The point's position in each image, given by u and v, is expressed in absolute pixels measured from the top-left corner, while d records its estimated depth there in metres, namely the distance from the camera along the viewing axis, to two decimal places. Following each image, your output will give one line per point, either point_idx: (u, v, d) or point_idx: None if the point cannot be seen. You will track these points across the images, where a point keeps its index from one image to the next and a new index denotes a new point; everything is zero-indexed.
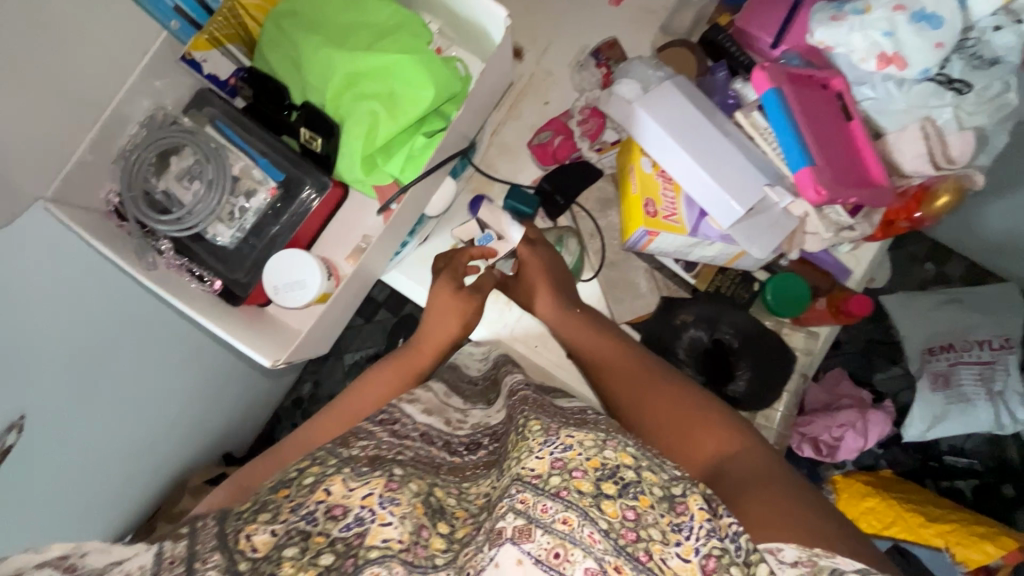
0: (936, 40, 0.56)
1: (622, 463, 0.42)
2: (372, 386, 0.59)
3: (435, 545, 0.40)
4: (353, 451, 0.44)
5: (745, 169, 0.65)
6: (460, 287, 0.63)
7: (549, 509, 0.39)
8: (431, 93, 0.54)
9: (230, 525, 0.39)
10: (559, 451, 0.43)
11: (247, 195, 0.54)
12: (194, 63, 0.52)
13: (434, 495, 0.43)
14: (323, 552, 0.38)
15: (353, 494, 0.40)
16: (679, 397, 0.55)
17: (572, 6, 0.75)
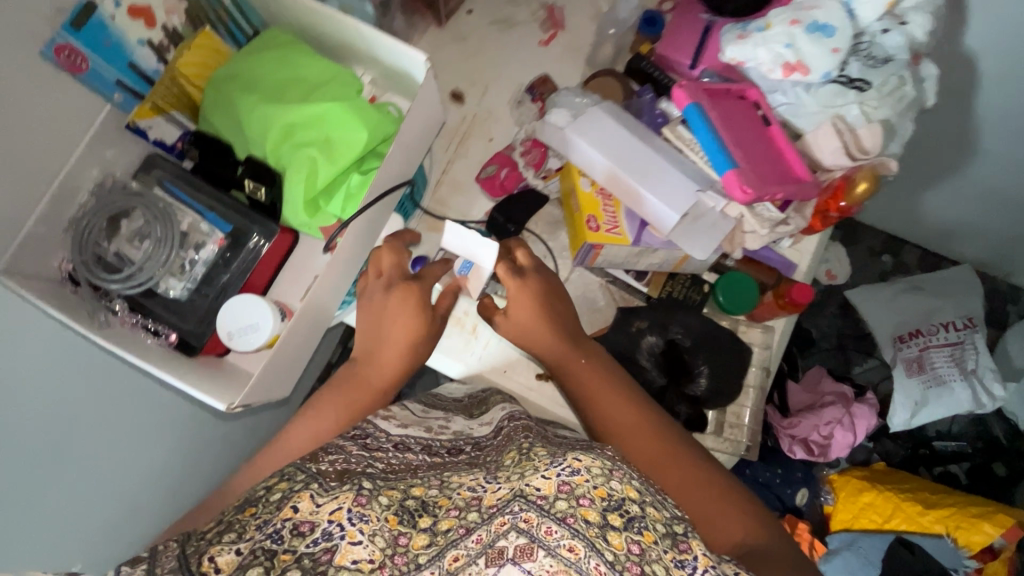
0: (832, 46, 0.72)
1: (627, 496, 0.46)
2: (327, 411, 0.62)
3: (417, 544, 0.42)
4: (321, 466, 0.47)
5: (675, 178, 0.71)
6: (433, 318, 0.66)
7: (554, 532, 0.42)
8: (364, 136, 0.57)
9: (188, 546, 0.41)
10: (567, 474, 0.45)
11: (196, 247, 0.59)
12: (139, 131, 0.58)
13: (410, 499, 0.46)
14: (289, 568, 0.39)
15: (320, 510, 0.42)
16: (687, 464, 0.61)
17: (508, 53, 0.89)
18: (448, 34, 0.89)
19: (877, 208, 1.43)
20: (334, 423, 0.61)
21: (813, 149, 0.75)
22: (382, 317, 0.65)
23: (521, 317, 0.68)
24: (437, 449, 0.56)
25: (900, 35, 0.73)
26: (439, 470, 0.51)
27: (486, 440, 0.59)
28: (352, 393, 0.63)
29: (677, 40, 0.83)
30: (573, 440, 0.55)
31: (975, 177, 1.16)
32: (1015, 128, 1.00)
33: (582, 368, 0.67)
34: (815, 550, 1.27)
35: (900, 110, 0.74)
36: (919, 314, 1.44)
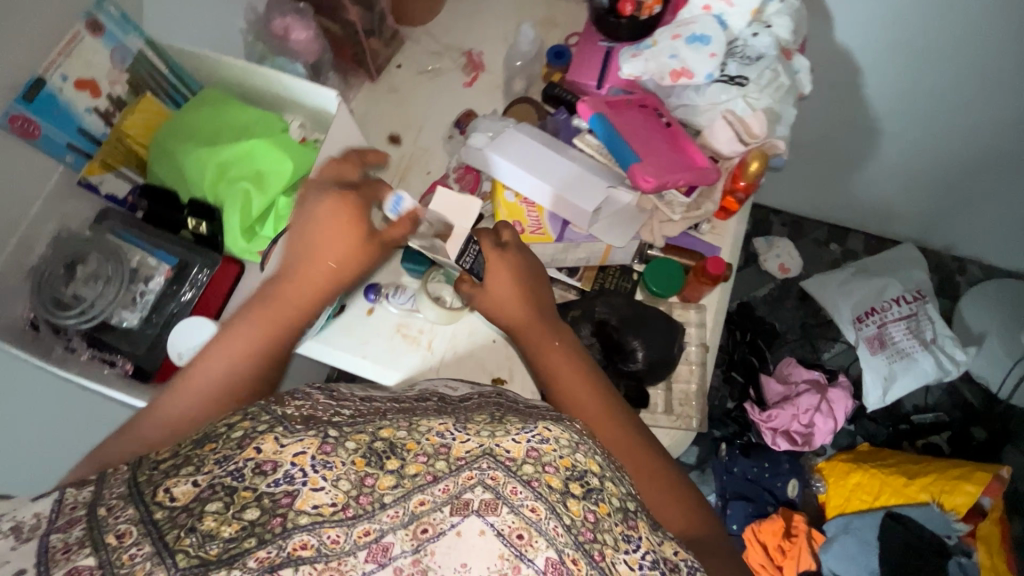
0: (710, 52, 0.82)
1: (589, 469, 0.46)
2: (245, 329, 0.57)
3: (383, 484, 0.40)
4: (286, 411, 0.45)
5: (586, 178, 0.79)
6: (372, 234, 0.61)
7: (519, 492, 0.42)
8: (290, 166, 0.64)
9: (140, 473, 0.40)
10: (536, 441, 0.46)
11: (146, 280, 0.64)
12: (91, 185, 0.65)
13: (378, 441, 0.43)
14: (247, 506, 0.37)
15: (284, 451, 0.40)
16: (649, 453, 0.62)
17: (436, 95, 0.98)
18: (381, 87, 0.99)
19: (813, 199, 1.51)
20: (255, 342, 0.56)
21: (711, 141, 0.84)
22: (310, 231, 0.60)
23: (500, 291, 0.68)
24: (405, 398, 0.59)
25: (768, 36, 0.83)
26: (406, 415, 0.50)
27: (452, 397, 0.63)
28: (271, 312, 0.58)
29: (583, 65, 0.93)
30: (544, 411, 0.57)
31: (889, 158, 1.25)
32: (905, 107, 1.11)
33: (557, 355, 0.67)
34: (814, 540, 1.27)
35: (780, 98, 0.83)
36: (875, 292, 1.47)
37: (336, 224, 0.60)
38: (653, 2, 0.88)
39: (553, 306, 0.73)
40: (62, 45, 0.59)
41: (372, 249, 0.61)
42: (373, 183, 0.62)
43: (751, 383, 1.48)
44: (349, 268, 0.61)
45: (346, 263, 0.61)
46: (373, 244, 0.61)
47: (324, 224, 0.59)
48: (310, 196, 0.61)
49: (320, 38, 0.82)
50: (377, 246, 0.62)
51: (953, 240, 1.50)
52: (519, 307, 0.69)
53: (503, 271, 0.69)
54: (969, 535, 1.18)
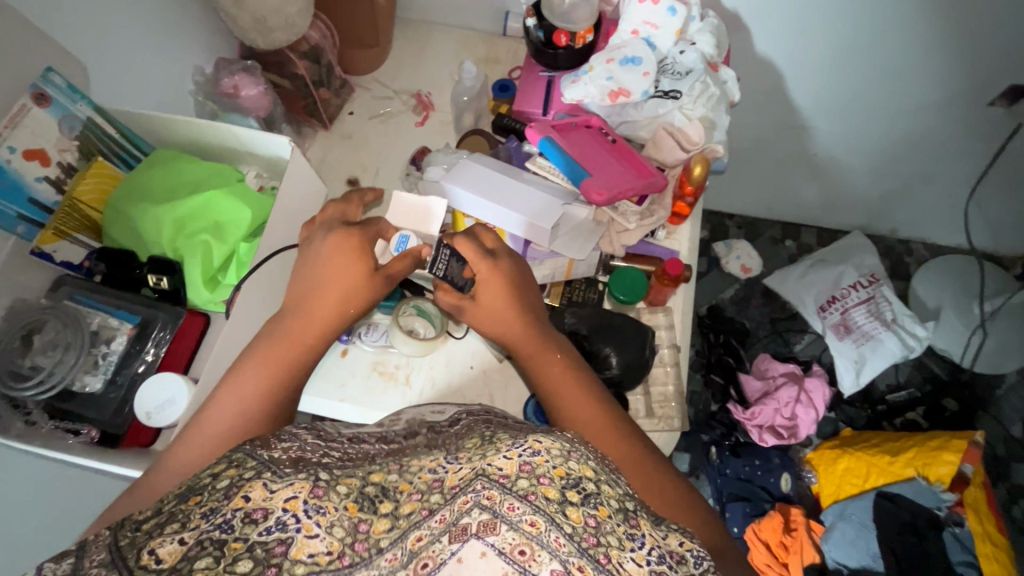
0: (643, 71, 0.88)
1: (584, 475, 0.43)
2: (246, 373, 0.56)
3: (378, 529, 0.41)
4: (272, 454, 0.46)
5: (541, 199, 0.82)
6: (376, 269, 0.63)
7: (516, 509, 0.39)
8: (248, 214, 0.64)
9: (122, 537, 0.38)
10: (528, 454, 0.43)
11: (108, 341, 0.61)
12: (44, 254, 0.63)
13: (369, 484, 0.44)
14: (239, 558, 0.37)
15: (274, 497, 0.40)
16: (634, 451, 0.60)
17: (390, 137, 1.01)
18: (336, 134, 1.01)
19: (762, 199, 1.59)
20: (255, 388, 0.56)
21: (656, 153, 0.89)
22: (314, 270, 0.62)
23: (493, 304, 0.68)
24: (393, 437, 0.58)
25: (694, 53, 0.89)
26: (395, 457, 0.49)
27: (440, 424, 0.62)
28: (267, 358, 0.58)
29: (527, 95, 0.97)
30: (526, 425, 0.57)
31: (827, 151, 1.33)
32: (827, 104, 1.19)
33: (556, 368, 0.66)
34: (814, 531, 1.27)
35: (713, 107, 0.89)
36: (833, 282, 1.53)
37: (342, 257, 0.62)
38: (585, 31, 0.94)
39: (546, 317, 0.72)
40: (9, 115, 0.58)
41: (376, 283, 0.63)
42: (379, 221, 0.67)
43: (731, 383, 1.50)
44: (348, 304, 0.62)
45: (350, 299, 0.62)
46: (376, 278, 0.63)
47: (327, 258, 0.61)
48: (314, 236, 0.64)
49: (270, 92, 0.85)
50: (382, 276, 0.64)
51: (896, 224, 1.58)
52: (511, 314, 0.68)
53: (497, 283, 0.68)
54: (957, 504, 1.20)
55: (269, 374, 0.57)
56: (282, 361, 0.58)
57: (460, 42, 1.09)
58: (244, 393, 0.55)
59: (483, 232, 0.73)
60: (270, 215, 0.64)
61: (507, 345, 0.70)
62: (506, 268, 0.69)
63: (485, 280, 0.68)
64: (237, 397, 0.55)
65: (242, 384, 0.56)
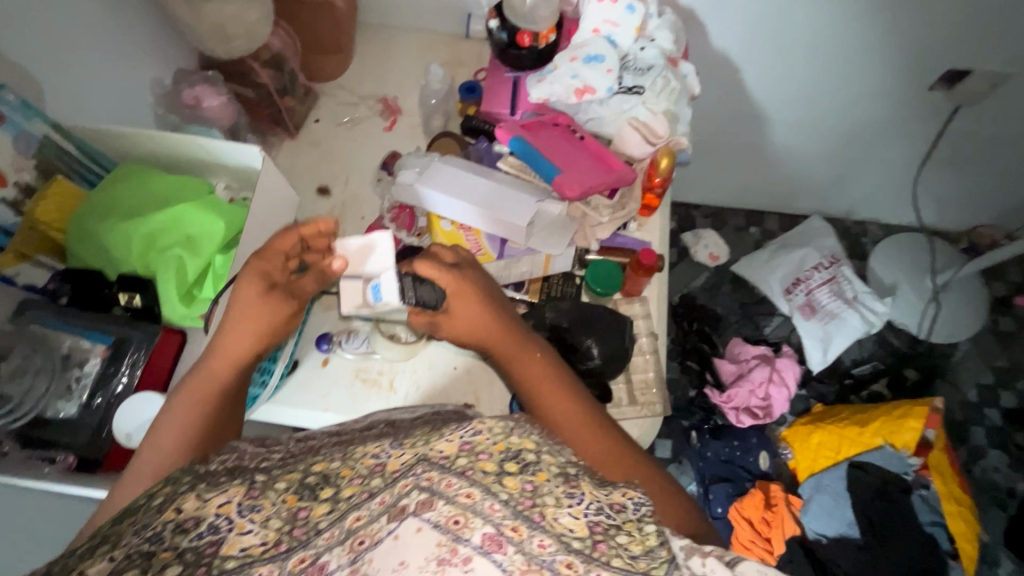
0: (605, 69, 0.90)
1: (524, 447, 0.47)
2: (180, 405, 0.55)
3: (317, 513, 0.44)
4: (210, 467, 0.48)
5: (516, 197, 0.83)
6: (271, 287, 0.60)
7: (454, 484, 0.43)
8: (221, 225, 0.62)
9: (57, 562, 0.40)
10: (469, 435, 0.47)
11: (80, 364, 0.59)
12: (6, 278, 0.60)
13: (310, 475, 0.47)
14: (168, 565, 0.40)
15: (207, 504, 0.43)
16: (598, 437, 0.62)
17: (359, 143, 1.01)
18: (302, 143, 1.00)
19: (725, 188, 1.64)
20: (192, 416, 0.54)
21: (623, 147, 0.91)
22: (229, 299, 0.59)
23: (466, 312, 0.68)
24: (347, 430, 0.61)
25: (654, 49, 0.92)
26: (340, 447, 0.52)
27: (403, 420, 0.63)
28: (204, 385, 0.56)
29: (493, 96, 0.98)
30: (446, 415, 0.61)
31: (782, 139, 1.38)
32: (781, 95, 1.25)
33: (526, 366, 0.67)
34: (793, 505, 1.33)
35: (676, 100, 0.91)
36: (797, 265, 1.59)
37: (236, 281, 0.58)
38: (546, 31, 0.95)
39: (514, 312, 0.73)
40: None
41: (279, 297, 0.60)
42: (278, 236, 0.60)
43: (707, 367, 1.54)
44: (272, 327, 0.60)
45: (266, 327, 0.59)
46: (274, 295, 0.60)
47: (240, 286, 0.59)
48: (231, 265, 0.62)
49: (233, 102, 0.83)
50: (282, 292, 0.60)
51: (851, 205, 1.65)
52: (472, 318, 0.68)
53: (467, 292, 0.68)
54: (923, 468, 1.27)
55: (203, 402, 0.55)
56: (221, 386, 0.57)
57: (424, 45, 1.09)
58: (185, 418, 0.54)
59: (440, 250, 0.72)
60: (245, 223, 0.62)
61: (474, 345, 0.70)
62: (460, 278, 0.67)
63: (454, 293, 0.67)
64: (175, 426, 0.53)
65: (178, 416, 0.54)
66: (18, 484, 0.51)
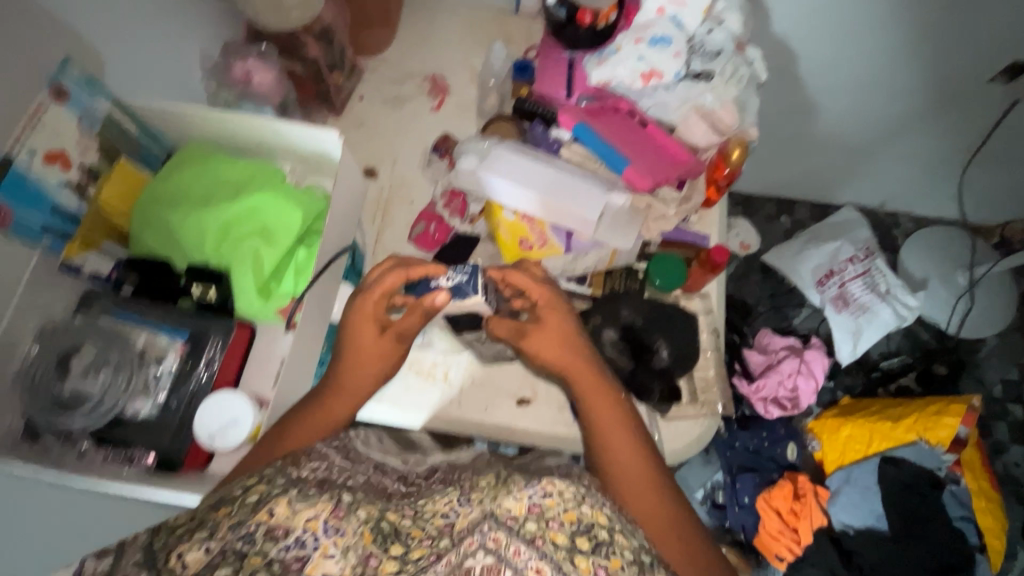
0: (673, 53, 0.86)
1: (596, 522, 0.48)
2: (294, 428, 0.56)
3: (387, 567, 0.43)
4: (302, 473, 0.49)
5: (583, 188, 0.80)
6: (384, 329, 0.62)
7: (522, 553, 0.44)
8: (299, 216, 0.60)
9: (157, 539, 0.43)
10: (539, 497, 0.48)
11: (157, 361, 0.57)
12: (73, 267, 0.58)
13: (385, 520, 0.46)
14: (258, 570, 0.40)
15: (296, 516, 0.43)
16: (653, 493, 0.62)
17: (406, 123, 0.97)
18: (347, 122, 0.95)
19: (760, 175, 1.60)
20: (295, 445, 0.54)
21: (687, 136, 0.87)
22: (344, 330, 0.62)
23: (552, 331, 0.68)
24: (413, 477, 0.61)
25: (722, 32, 0.87)
26: (412, 496, 0.52)
27: (458, 465, 0.65)
28: (313, 416, 0.58)
29: (548, 79, 0.94)
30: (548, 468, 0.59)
31: (825, 129, 1.35)
32: (830, 85, 1.21)
33: (604, 398, 0.67)
34: (821, 496, 1.32)
35: (744, 88, 0.87)
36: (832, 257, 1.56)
37: (357, 317, 0.61)
38: (608, 10, 0.88)
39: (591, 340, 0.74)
40: (28, 117, 0.52)
41: (389, 342, 0.62)
42: (382, 274, 0.62)
43: (735, 357, 1.52)
44: (380, 367, 0.62)
45: (373, 362, 0.62)
46: (386, 338, 0.62)
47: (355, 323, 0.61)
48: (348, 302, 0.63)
49: (284, 79, 0.79)
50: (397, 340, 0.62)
51: (885, 197, 1.63)
52: (555, 342, 0.68)
53: (558, 310, 0.70)
54: (955, 464, 1.28)
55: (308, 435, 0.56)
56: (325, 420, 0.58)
57: (473, 20, 1.04)
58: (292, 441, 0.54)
59: (531, 264, 0.73)
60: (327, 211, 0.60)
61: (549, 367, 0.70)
62: (553, 297, 0.70)
63: (546, 308, 0.70)
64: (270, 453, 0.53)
65: (289, 432, 0.56)
66: (106, 486, 0.50)
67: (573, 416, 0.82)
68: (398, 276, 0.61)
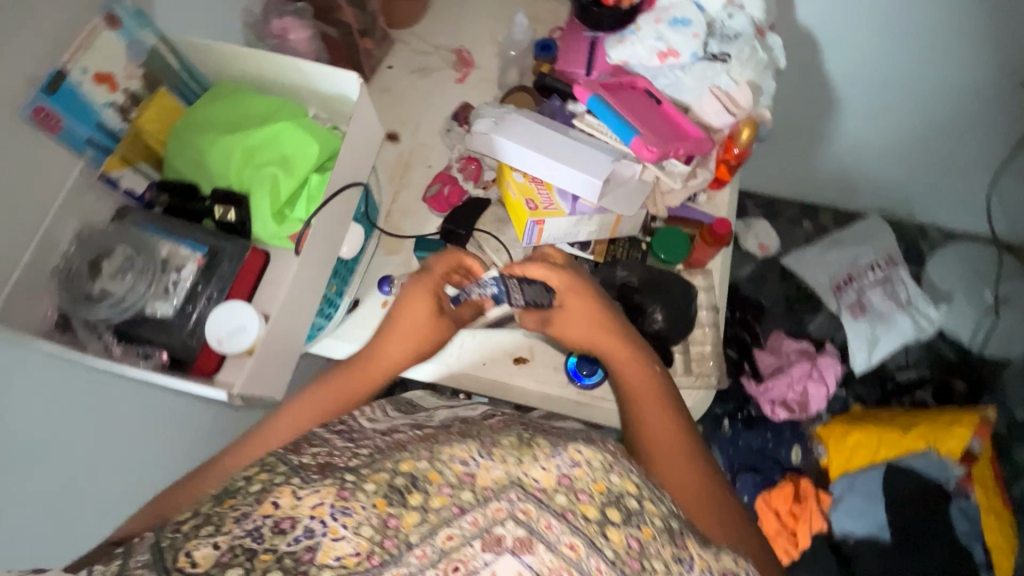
0: (692, 33, 0.88)
1: (625, 490, 0.50)
2: (310, 401, 0.67)
3: (408, 522, 0.45)
4: (302, 458, 0.51)
5: (592, 153, 0.82)
6: (438, 311, 0.74)
7: (553, 526, 0.46)
8: (315, 148, 0.63)
9: (164, 538, 0.44)
10: (567, 467, 0.49)
11: (177, 269, 0.61)
12: (111, 181, 0.64)
13: (398, 477, 0.48)
14: (269, 568, 0.41)
15: (301, 504, 0.45)
16: (693, 471, 0.63)
17: (429, 91, 1.01)
18: (375, 87, 1.01)
19: (784, 177, 1.59)
20: (317, 412, 0.66)
21: (702, 115, 0.89)
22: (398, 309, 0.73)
23: (576, 314, 0.72)
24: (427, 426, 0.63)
25: (743, 16, 0.89)
26: (426, 444, 0.54)
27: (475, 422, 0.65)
28: (352, 377, 0.69)
29: (570, 56, 0.96)
30: (569, 432, 0.60)
31: (851, 129, 1.34)
32: (856, 81, 1.21)
33: (636, 373, 0.70)
34: (822, 502, 1.30)
35: (761, 72, 0.88)
36: (852, 261, 1.58)
37: (412, 298, 0.73)
38: None
39: (620, 317, 0.75)
40: (79, 38, 0.59)
41: (439, 321, 0.74)
42: (442, 261, 0.76)
43: (745, 357, 1.52)
44: (427, 344, 0.73)
45: (422, 339, 0.73)
46: (443, 319, 0.74)
47: (409, 306, 0.73)
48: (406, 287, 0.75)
49: (318, 38, 0.85)
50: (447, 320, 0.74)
51: (915, 208, 1.59)
52: (578, 326, 0.72)
53: (577, 292, 0.73)
54: (965, 478, 1.24)
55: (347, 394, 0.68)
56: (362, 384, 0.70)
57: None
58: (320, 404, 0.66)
59: (549, 253, 0.77)
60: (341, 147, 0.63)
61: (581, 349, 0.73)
62: (568, 278, 0.72)
63: (565, 292, 0.72)
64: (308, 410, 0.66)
65: (316, 400, 0.67)
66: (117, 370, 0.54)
67: (567, 378, 0.84)
68: (443, 270, 0.75)
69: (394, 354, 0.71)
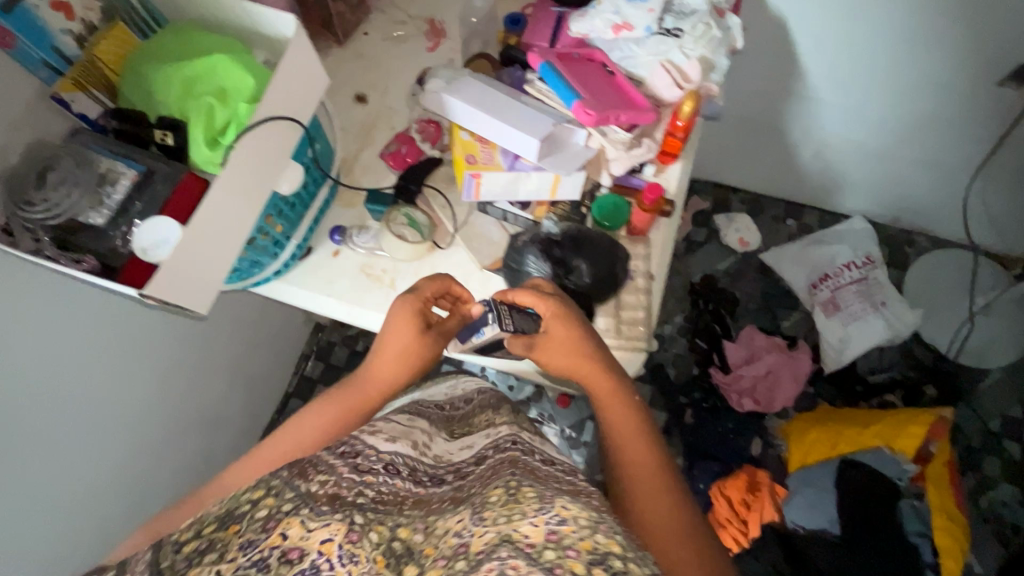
0: (648, 8, 0.90)
1: (610, 550, 0.47)
2: (318, 412, 0.76)
3: None
4: (310, 485, 0.52)
5: (534, 115, 0.86)
6: (425, 329, 0.75)
7: None
8: (249, 80, 0.66)
9: (163, 558, 0.45)
10: (555, 523, 0.48)
11: (112, 183, 0.65)
12: (63, 101, 0.66)
13: (396, 541, 0.50)
14: None
15: (309, 538, 0.47)
16: (661, 511, 0.68)
17: (400, 57, 1.04)
18: (349, 52, 1.05)
19: (769, 173, 1.59)
20: (319, 427, 0.74)
21: (653, 88, 0.91)
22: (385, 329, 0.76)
23: (559, 344, 0.73)
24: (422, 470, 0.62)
25: None
26: (425, 509, 0.56)
27: (467, 466, 0.65)
28: (349, 398, 0.77)
29: (535, 29, 0.99)
30: (560, 480, 0.58)
31: (832, 128, 1.34)
32: (836, 80, 1.20)
33: (618, 414, 0.74)
34: (776, 495, 1.31)
35: (714, 49, 0.90)
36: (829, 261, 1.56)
37: (398, 317, 0.74)
38: None
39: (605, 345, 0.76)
40: None
41: (426, 339, 0.75)
42: (429, 282, 0.76)
43: (715, 349, 1.52)
44: (413, 362, 0.76)
45: (407, 355, 0.75)
46: (429, 336, 0.75)
47: (393, 324, 0.74)
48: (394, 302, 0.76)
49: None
50: (433, 335, 0.76)
51: (901, 212, 1.57)
52: (564, 356, 0.73)
53: (564, 320, 0.73)
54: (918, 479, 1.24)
55: (340, 412, 0.75)
56: (356, 403, 0.76)
57: None
58: (318, 422, 0.74)
59: (540, 281, 0.78)
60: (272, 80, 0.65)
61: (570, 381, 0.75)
62: (552, 305, 0.73)
63: (551, 320, 0.73)
64: (314, 424, 0.74)
65: (319, 415, 0.75)
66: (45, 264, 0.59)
67: None
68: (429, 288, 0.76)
69: (384, 371, 0.76)
